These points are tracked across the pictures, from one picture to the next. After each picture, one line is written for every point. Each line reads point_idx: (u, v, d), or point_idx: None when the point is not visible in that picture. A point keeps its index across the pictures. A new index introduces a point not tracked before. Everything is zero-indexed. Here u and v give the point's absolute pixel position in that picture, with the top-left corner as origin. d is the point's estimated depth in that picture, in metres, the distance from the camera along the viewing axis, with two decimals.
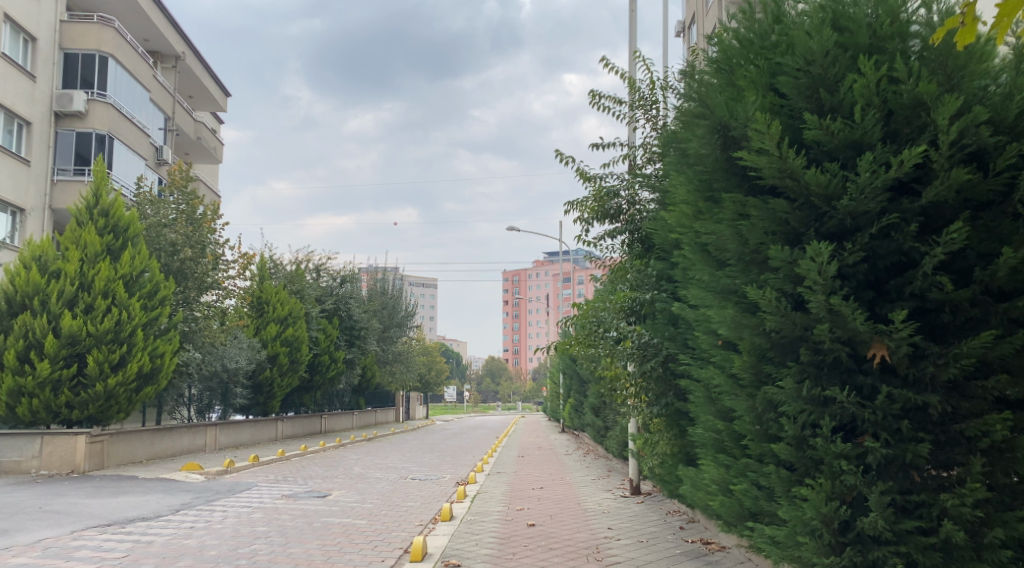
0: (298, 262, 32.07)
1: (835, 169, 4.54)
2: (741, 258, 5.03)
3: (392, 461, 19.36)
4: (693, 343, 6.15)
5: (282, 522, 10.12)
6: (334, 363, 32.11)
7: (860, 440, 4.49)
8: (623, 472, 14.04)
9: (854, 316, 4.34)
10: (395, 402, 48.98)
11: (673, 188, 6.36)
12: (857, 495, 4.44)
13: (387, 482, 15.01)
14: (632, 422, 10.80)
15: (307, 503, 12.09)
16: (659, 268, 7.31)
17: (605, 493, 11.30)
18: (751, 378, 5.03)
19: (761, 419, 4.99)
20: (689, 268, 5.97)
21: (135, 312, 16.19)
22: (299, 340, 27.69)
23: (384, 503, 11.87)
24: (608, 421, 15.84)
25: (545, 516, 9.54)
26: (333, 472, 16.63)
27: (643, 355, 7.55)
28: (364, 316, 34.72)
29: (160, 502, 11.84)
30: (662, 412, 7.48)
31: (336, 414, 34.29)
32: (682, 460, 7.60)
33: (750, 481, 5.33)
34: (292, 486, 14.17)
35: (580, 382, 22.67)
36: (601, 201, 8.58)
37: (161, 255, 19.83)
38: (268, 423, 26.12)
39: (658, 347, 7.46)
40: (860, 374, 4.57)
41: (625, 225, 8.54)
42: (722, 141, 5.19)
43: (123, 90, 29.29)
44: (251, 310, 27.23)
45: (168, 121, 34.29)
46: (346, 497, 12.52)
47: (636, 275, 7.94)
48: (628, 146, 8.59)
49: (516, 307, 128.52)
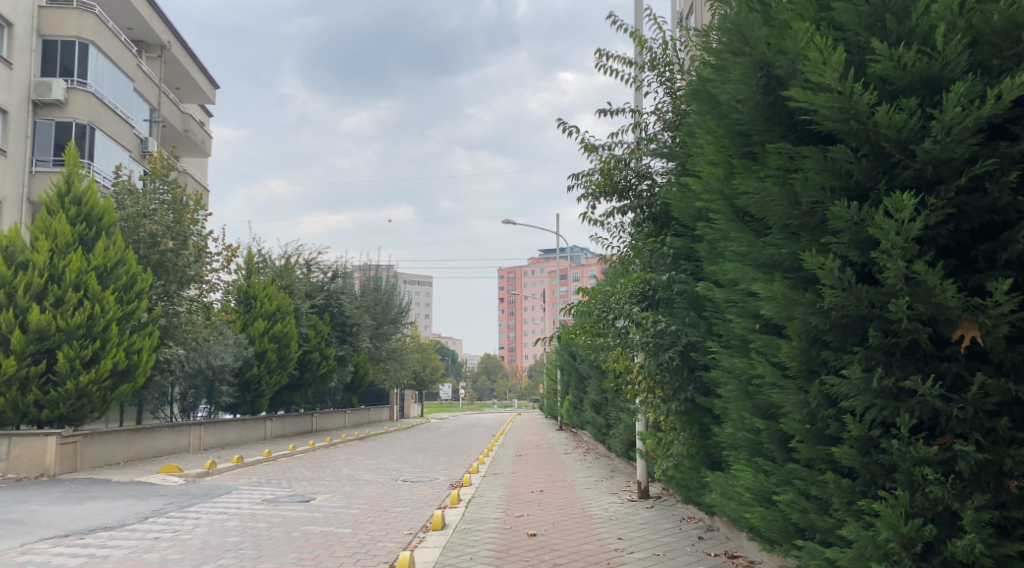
0: (287, 256, 31.18)
1: (913, 108, 3.67)
2: (790, 222, 4.18)
3: (383, 462, 18.45)
4: (723, 328, 5.30)
5: (258, 530, 9.23)
6: (325, 360, 31.20)
7: (945, 442, 3.62)
8: (627, 473, 13.21)
9: (943, 287, 3.46)
10: (389, 401, 48.01)
11: (698, 148, 5.50)
12: (944, 510, 3.57)
13: (376, 484, 14.14)
14: (640, 421, 9.92)
15: (289, 508, 11.21)
16: (679, 246, 6.43)
17: (610, 498, 10.44)
18: (802, 366, 4.17)
19: (815, 416, 4.15)
20: (719, 239, 5.11)
21: (109, 306, 15.26)
22: (289, 337, 26.78)
23: (372, 509, 10.98)
24: (612, 420, 14.99)
25: (547, 524, 8.64)
26: (320, 474, 15.76)
27: (659, 344, 6.68)
28: (356, 312, 33.83)
29: (129, 509, 10.94)
30: (679, 409, 6.62)
31: (328, 412, 33.37)
32: (703, 464, 6.75)
33: (797, 490, 4.47)
34: (275, 490, 13.28)
35: (579, 378, 21.83)
36: (608, 176, 7.73)
37: (139, 247, 18.90)
38: (256, 422, 25.24)
39: (676, 334, 6.59)
40: (941, 361, 3.70)
41: (634, 202, 7.65)
42: (764, 83, 4.33)
43: (105, 79, 28.30)
44: (238, 305, 26.27)
45: (153, 113, 33.28)
46: (331, 502, 11.62)
47: (648, 257, 7.06)
48: (638, 114, 7.72)
49: (512, 305, 127.64)
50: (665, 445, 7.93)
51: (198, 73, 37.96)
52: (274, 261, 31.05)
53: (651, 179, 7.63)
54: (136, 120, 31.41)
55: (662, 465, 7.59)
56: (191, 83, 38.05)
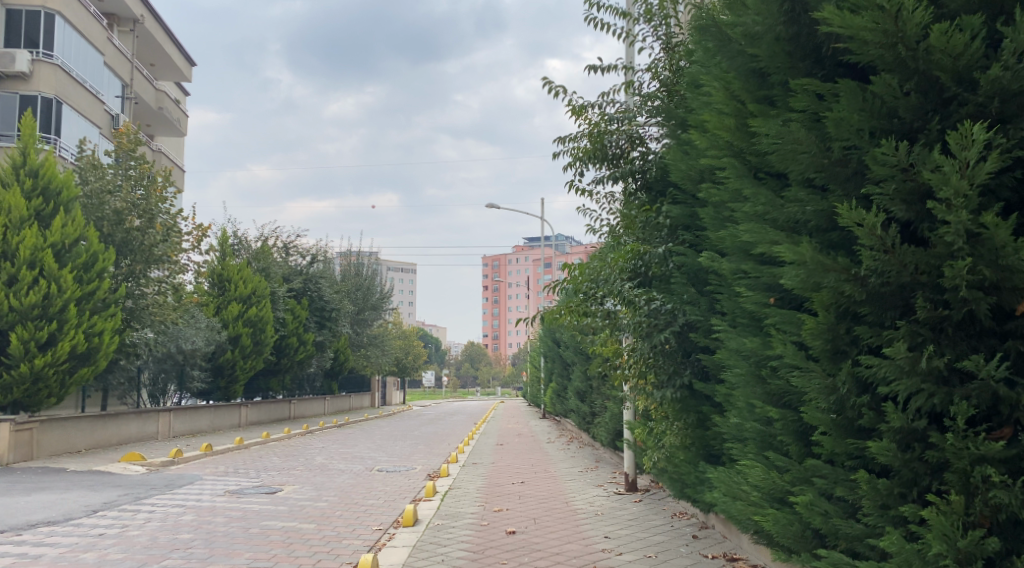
0: (264, 238, 30.29)
1: (976, 28, 2.99)
2: (817, 172, 3.51)
3: (359, 450, 17.74)
4: (732, 303, 4.63)
5: (214, 526, 8.49)
6: (304, 345, 30.40)
7: (1009, 436, 2.97)
8: (613, 463, 12.62)
9: (1015, 246, 2.79)
10: (371, 388, 47.27)
11: (706, 96, 4.81)
12: (1007, 520, 2.91)
13: (349, 474, 13.44)
14: (628, 409, 9.29)
15: (252, 501, 10.48)
16: (677, 215, 5.75)
17: (596, 490, 9.82)
18: (827, 345, 3.54)
19: (843, 403, 3.50)
20: (728, 201, 4.43)
21: (66, 285, 14.40)
22: (264, 321, 25.93)
23: (342, 501, 10.28)
24: (598, 408, 14.38)
25: (527, 521, 7.97)
26: (291, 463, 15.04)
27: (653, 325, 5.97)
28: (335, 297, 33.01)
29: (78, 501, 10.15)
30: (674, 396, 5.97)
31: (307, 399, 32.58)
32: (700, 456, 6.10)
33: (818, 489, 3.82)
34: (241, 480, 12.54)
35: (563, 365, 21.23)
36: (597, 140, 7.05)
37: (103, 225, 18.00)
38: (230, 408, 24.44)
39: (672, 314, 5.90)
40: (1002, 339, 3.05)
41: (624, 170, 6.97)
42: (788, 9, 3.63)
43: (73, 52, 27.18)
44: (211, 288, 25.44)
45: (126, 89, 32.18)
46: (298, 494, 10.91)
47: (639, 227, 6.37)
48: (632, 73, 7.02)
49: (496, 292, 127.01)
50: (657, 434, 7.30)
51: (174, 50, 36.81)
52: (251, 243, 30.15)
53: (645, 143, 6.93)
54: (108, 96, 30.33)
55: (654, 456, 6.96)
56: (166, 60, 36.90)
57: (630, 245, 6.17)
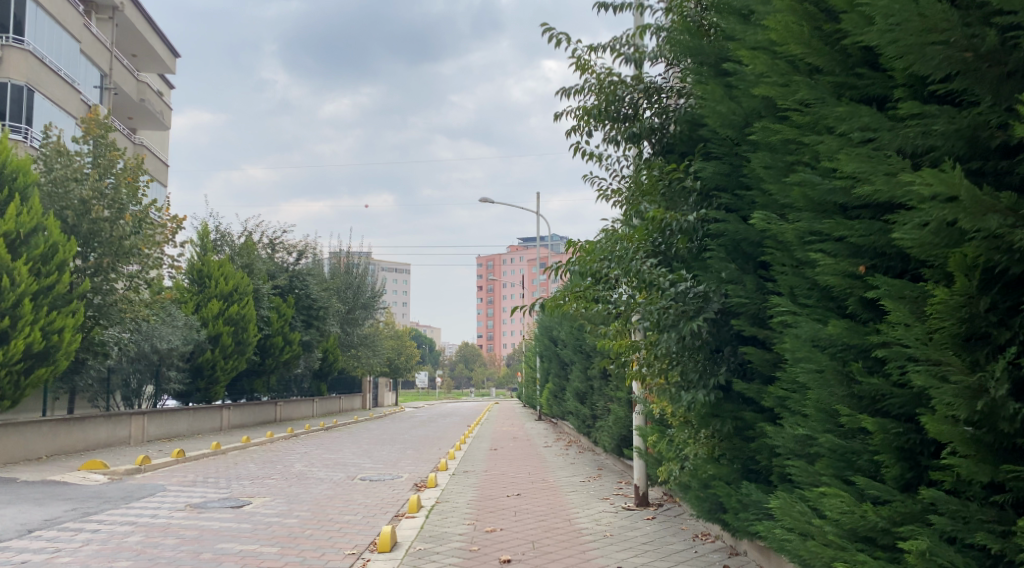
0: (248, 234, 29.02)
1: None
2: (953, 70, 2.41)
3: (343, 456, 16.58)
4: (805, 277, 3.52)
5: (160, 551, 7.28)
6: (290, 345, 29.15)
7: None
8: (617, 472, 11.54)
9: None
10: (362, 390, 46.04)
11: (761, 6, 3.71)
12: None
13: (329, 484, 12.29)
14: (639, 413, 8.18)
15: (214, 516, 9.31)
16: (712, 174, 4.66)
17: (601, 505, 8.70)
18: (965, 326, 2.43)
19: (994, 410, 2.38)
20: (799, 138, 3.31)
21: (20, 278, 13.21)
22: (246, 320, 24.68)
23: (315, 517, 9.12)
24: (599, 411, 13.28)
25: (524, 546, 6.80)
26: (267, 471, 13.88)
27: (683, 314, 4.80)
28: (323, 295, 31.81)
29: (15, 519, 8.93)
30: (706, 401, 4.83)
31: (293, 401, 31.34)
32: (740, 473, 4.98)
33: (940, 531, 2.71)
34: (207, 492, 11.36)
35: (560, 365, 20.13)
36: (606, 95, 5.97)
37: (68, 215, 16.78)
38: (210, 411, 23.23)
39: (705, 298, 4.75)
40: None
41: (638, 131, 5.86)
42: None
43: (45, 37, 25.88)
44: (190, 284, 24.25)
45: (105, 79, 30.86)
46: (267, 508, 9.74)
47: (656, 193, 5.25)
48: (649, 14, 5.88)
49: (490, 293, 125.84)
50: (680, 443, 6.19)
51: (157, 40, 35.59)
52: (235, 239, 28.87)
53: (661, 98, 5.83)
54: (85, 86, 29.06)
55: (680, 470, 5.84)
56: (148, 50, 35.56)
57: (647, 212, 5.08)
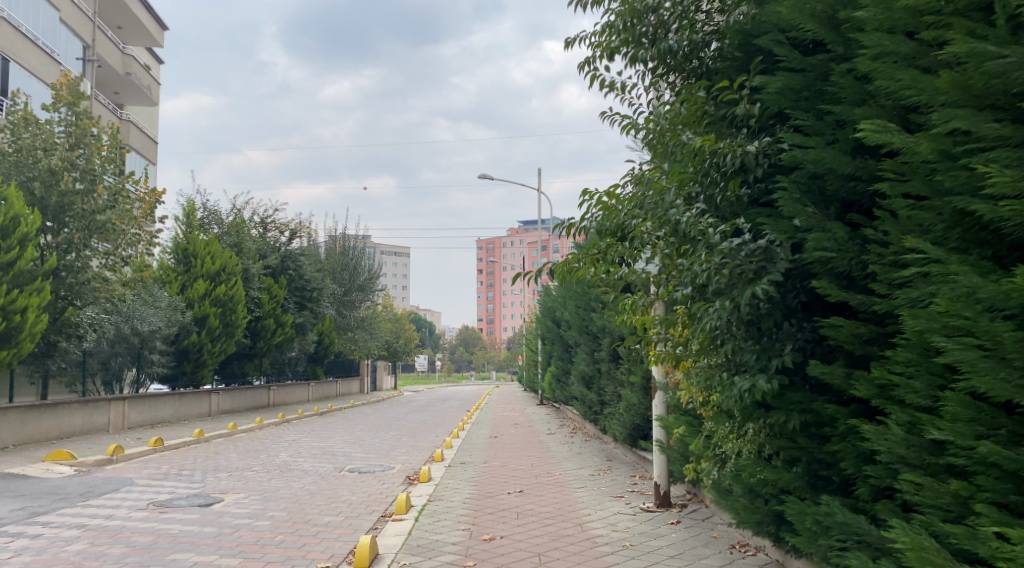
0: (236, 211, 27.83)
1: None
2: None
3: (333, 444, 15.54)
4: (949, 211, 2.42)
5: (101, 564, 6.17)
6: (282, 328, 28.05)
7: None
8: (629, 464, 10.52)
9: None
10: (359, 373, 44.99)
11: None
12: None
13: (312, 476, 11.21)
14: (660, 399, 7.13)
15: (178, 516, 8.24)
16: (775, 91, 3.54)
17: (617, 505, 7.62)
18: None
19: None
20: None
21: None
22: (235, 301, 23.53)
23: (291, 518, 8.07)
24: (607, 397, 12.20)
25: (528, 560, 5.69)
26: (249, 462, 12.82)
27: (739, 278, 3.65)
28: (317, 276, 30.70)
29: None
30: (766, 392, 3.71)
31: (287, 386, 30.31)
32: (806, 481, 3.96)
33: None
34: (177, 486, 10.28)
35: (563, 347, 19.11)
36: (631, 10, 4.83)
37: (34, 186, 15.62)
38: (198, 396, 22.22)
39: (768, 255, 3.62)
40: None
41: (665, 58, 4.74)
42: None
43: (21, 4, 24.55)
44: (175, 264, 23.11)
45: (87, 51, 29.50)
46: (238, 507, 8.67)
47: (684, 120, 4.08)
48: None
49: (490, 276, 124.67)
50: (717, 438, 5.15)
51: (143, 12, 34.23)
52: (224, 216, 27.68)
53: (697, 11, 4.68)
54: (65, 58, 27.73)
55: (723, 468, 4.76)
56: (135, 22, 34.15)
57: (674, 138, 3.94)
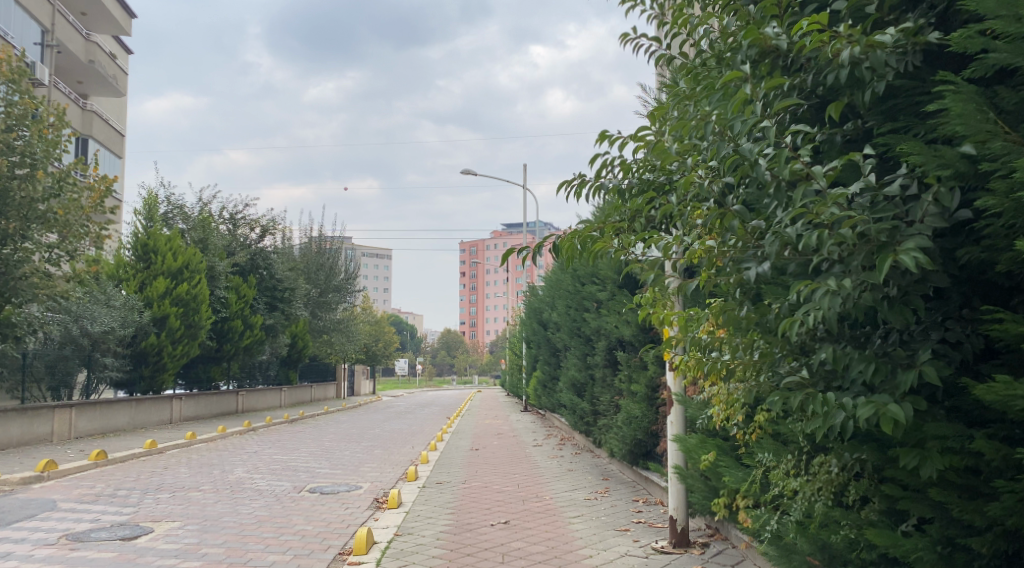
0: (203, 206, 26.21)
1: None
2: None
3: (298, 458, 14.11)
4: None
5: None
6: (251, 330, 26.50)
7: None
8: (629, 485, 9.23)
9: None
10: (337, 377, 43.40)
11: None
12: None
13: (266, 498, 9.81)
14: (681, 414, 5.83)
15: (89, 553, 6.80)
16: None
17: (625, 544, 6.29)
18: None
19: None
20: None
21: None
22: (199, 300, 22.00)
23: (228, 557, 6.65)
24: (601, 407, 10.93)
25: None
26: (197, 480, 11.37)
27: (860, 243, 2.32)
28: (290, 275, 29.24)
29: None
30: (897, 426, 2.44)
31: (257, 391, 28.79)
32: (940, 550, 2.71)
33: None
34: (104, 512, 8.81)
35: (550, 352, 17.85)
36: None
37: None
38: (159, 401, 20.76)
39: (905, 209, 2.32)
40: None
41: None
42: None
43: None
44: (134, 260, 21.47)
45: (46, 36, 27.89)
46: (168, 542, 7.24)
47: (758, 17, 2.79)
48: None
49: (472, 279, 123.14)
50: (773, 475, 3.84)
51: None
52: (190, 211, 26.07)
53: None
54: (22, 42, 26.10)
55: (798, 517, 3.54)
56: (99, 8, 32.42)
57: (743, 36, 2.65)
